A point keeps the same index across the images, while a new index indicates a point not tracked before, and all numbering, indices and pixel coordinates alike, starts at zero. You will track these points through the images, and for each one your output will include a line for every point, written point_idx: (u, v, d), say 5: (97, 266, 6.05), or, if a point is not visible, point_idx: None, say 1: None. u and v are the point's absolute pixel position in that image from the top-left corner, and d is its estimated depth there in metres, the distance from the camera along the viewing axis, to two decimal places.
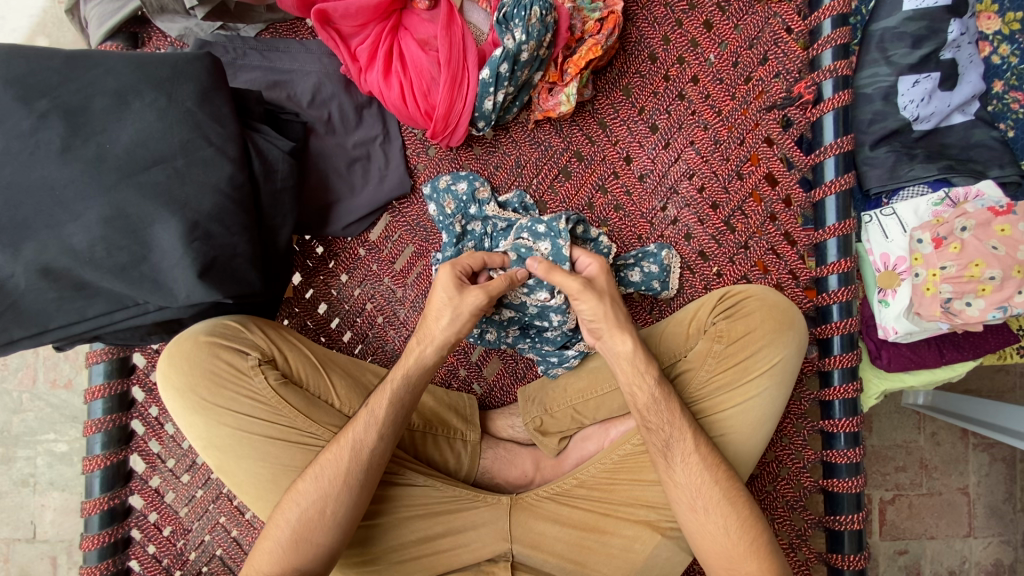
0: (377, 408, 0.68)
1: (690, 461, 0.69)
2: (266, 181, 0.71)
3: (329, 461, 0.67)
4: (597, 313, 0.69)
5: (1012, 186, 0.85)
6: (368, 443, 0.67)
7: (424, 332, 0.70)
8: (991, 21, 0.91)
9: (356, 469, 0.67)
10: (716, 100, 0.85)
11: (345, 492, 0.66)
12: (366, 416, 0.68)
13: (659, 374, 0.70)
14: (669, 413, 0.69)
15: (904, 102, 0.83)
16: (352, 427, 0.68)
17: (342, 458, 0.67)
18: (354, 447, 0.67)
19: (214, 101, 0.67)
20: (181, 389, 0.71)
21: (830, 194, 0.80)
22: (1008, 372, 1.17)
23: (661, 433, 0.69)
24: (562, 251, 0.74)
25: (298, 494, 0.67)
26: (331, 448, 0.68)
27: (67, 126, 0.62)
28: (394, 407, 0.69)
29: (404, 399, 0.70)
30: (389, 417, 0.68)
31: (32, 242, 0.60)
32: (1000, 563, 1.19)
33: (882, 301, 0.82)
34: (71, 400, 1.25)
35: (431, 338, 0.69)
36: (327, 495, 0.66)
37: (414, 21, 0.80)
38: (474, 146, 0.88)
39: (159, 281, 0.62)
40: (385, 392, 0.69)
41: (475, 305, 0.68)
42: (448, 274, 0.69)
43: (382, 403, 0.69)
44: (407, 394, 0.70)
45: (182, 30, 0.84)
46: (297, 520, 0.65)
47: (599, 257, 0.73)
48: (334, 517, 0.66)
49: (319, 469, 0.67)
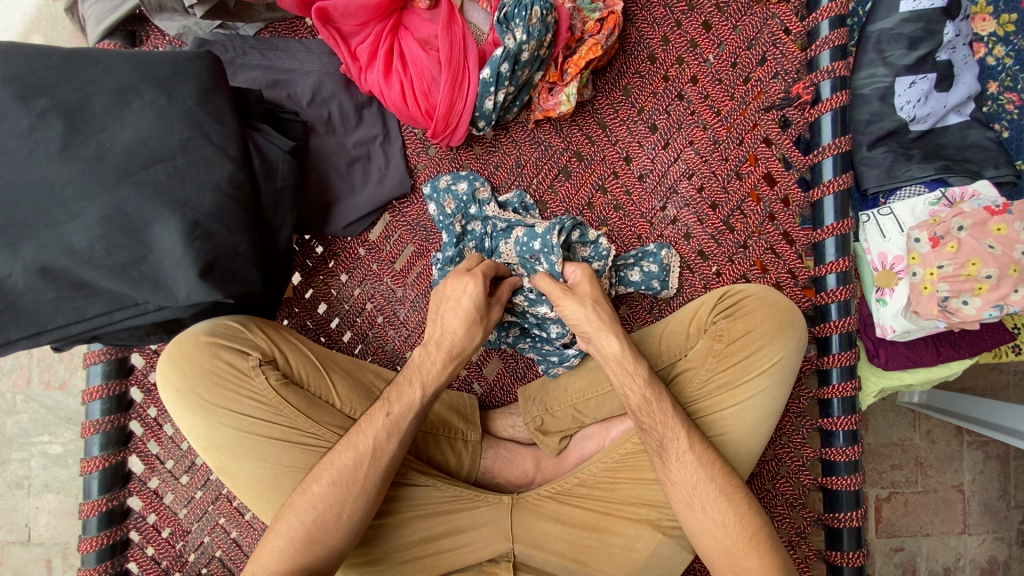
0: (401, 417, 0.68)
1: (684, 461, 0.69)
2: (266, 180, 0.71)
3: (347, 466, 0.66)
4: (597, 323, 0.69)
5: (1007, 186, 0.86)
6: (389, 451, 0.67)
7: (450, 346, 0.69)
8: (986, 23, 0.92)
9: (375, 476, 0.67)
10: (715, 100, 0.85)
11: (362, 496, 0.66)
12: (389, 424, 0.68)
13: (649, 371, 0.70)
14: (661, 411, 0.70)
15: (900, 103, 0.83)
16: (371, 433, 0.67)
17: (362, 464, 0.66)
18: (374, 453, 0.67)
19: (214, 100, 0.67)
20: (182, 389, 0.70)
21: (828, 194, 0.80)
22: (1002, 370, 1.18)
23: (659, 430, 0.70)
24: (552, 265, 0.75)
25: (311, 496, 0.66)
26: (349, 452, 0.67)
27: (66, 124, 0.62)
28: (418, 416, 0.69)
29: (424, 409, 0.70)
30: (410, 426, 0.68)
31: (31, 242, 0.59)
32: (995, 560, 1.20)
33: (879, 300, 0.82)
34: (66, 401, 1.25)
35: (460, 355, 0.69)
36: (345, 499, 0.66)
37: (415, 21, 0.80)
38: (474, 146, 0.88)
39: (159, 281, 0.61)
40: (410, 403, 0.68)
41: (495, 317, 0.71)
42: (477, 291, 0.68)
43: (406, 413, 0.68)
44: (429, 403, 0.70)
45: (182, 29, 0.84)
46: (310, 522, 0.65)
47: (585, 267, 0.73)
48: (350, 520, 0.66)
49: (336, 474, 0.66)
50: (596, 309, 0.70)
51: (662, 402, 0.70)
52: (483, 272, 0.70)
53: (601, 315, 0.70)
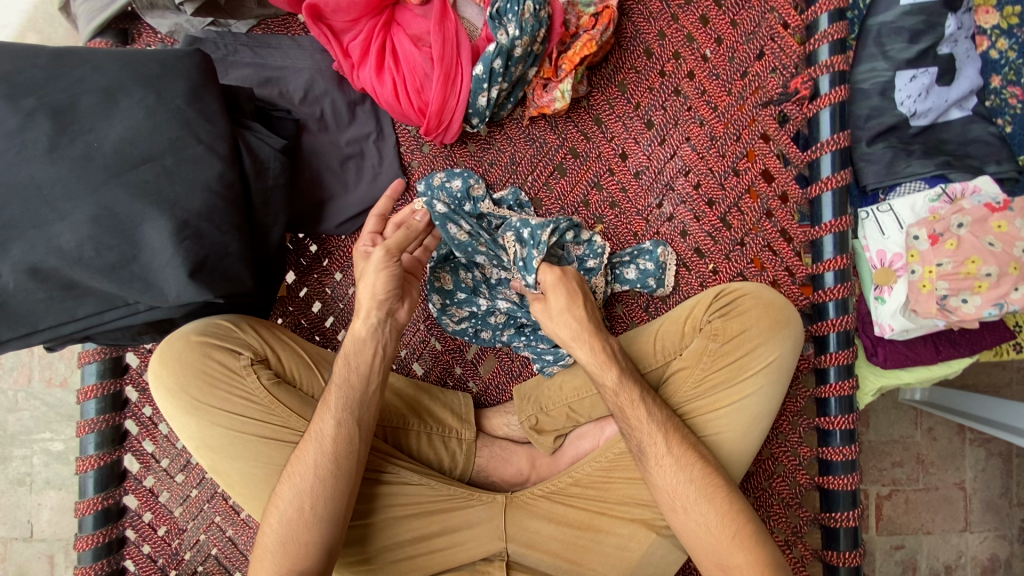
0: (328, 396, 0.68)
1: (678, 460, 0.69)
2: (258, 179, 0.70)
3: (299, 460, 0.67)
4: (567, 332, 0.71)
5: (1010, 182, 0.84)
6: (328, 432, 0.67)
7: (357, 310, 0.70)
8: (989, 15, 0.90)
9: (324, 461, 0.66)
10: (712, 95, 0.84)
11: (321, 487, 0.66)
12: (322, 406, 0.68)
13: (620, 370, 0.71)
14: (638, 417, 0.70)
15: (901, 97, 0.82)
16: (311, 421, 0.68)
17: (309, 453, 0.67)
18: (317, 439, 0.67)
19: (204, 98, 0.66)
20: (172, 389, 0.70)
21: (826, 191, 0.79)
22: (1005, 367, 1.17)
23: (638, 434, 0.70)
24: (531, 260, 0.73)
25: (278, 499, 0.67)
26: (299, 447, 0.68)
27: (54, 124, 0.61)
28: (346, 392, 0.68)
29: (353, 382, 0.69)
30: (342, 403, 0.68)
31: (20, 243, 0.59)
32: (996, 558, 1.19)
33: (879, 298, 0.81)
34: (66, 398, 1.25)
35: (357, 312, 0.70)
36: (303, 494, 0.65)
37: (408, 17, 0.79)
38: (468, 143, 0.87)
39: (149, 281, 0.61)
40: (336, 379, 0.69)
41: (377, 260, 0.70)
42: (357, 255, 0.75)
43: (331, 389, 0.68)
44: (352, 373, 0.69)
45: (173, 26, 0.84)
46: (280, 523, 0.65)
47: (556, 271, 0.72)
48: (316, 514, 0.65)
49: (292, 472, 0.67)
50: (566, 320, 0.71)
51: (637, 409, 0.70)
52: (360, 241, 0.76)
53: (574, 324, 0.71)
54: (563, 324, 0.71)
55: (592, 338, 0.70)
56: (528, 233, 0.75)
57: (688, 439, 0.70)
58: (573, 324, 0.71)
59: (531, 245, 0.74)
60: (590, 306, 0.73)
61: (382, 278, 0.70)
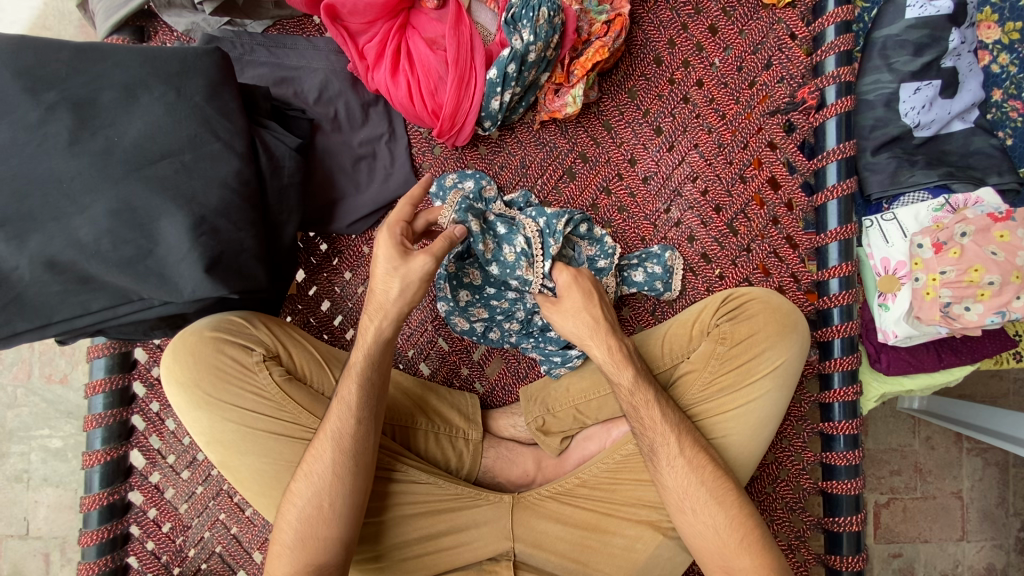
0: (348, 395, 0.68)
1: (676, 465, 0.69)
2: (273, 177, 0.71)
3: (316, 458, 0.67)
4: (583, 330, 0.72)
5: (1010, 194, 0.86)
6: (348, 430, 0.67)
7: (375, 306, 0.69)
8: (991, 31, 0.92)
9: (343, 459, 0.66)
10: (720, 104, 0.86)
11: (337, 484, 0.66)
12: (341, 405, 0.68)
13: (636, 371, 0.71)
14: (651, 417, 0.70)
15: (905, 108, 0.84)
16: (328, 420, 0.68)
17: (326, 451, 0.67)
18: (335, 438, 0.67)
19: (222, 96, 0.67)
20: (186, 384, 0.71)
21: (832, 199, 0.81)
22: (1003, 377, 1.18)
23: (650, 434, 0.70)
24: (549, 250, 0.75)
25: (293, 496, 0.67)
26: (314, 446, 0.68)
27: (75, 118, 0.62)
28: (366, 390, 0.68)
29: (373, 381, 0.69)
30: (361, 400, 0.68)
31: (38, 235, 0.60)
32: (993, 567, 1.20)
33: (882, 305, 0.82)
34: (66, 395, 1.25)
35: (385, 312, 0.68)
36: (320, 491, 0.66)
37: (423, 20, 0.81)
38: (479, 146, 0.88)
39: (165, 276, 0.62)
40: (354, 378, 0.69)
41: (425, 269, 0.67)
42: (387, 243, 0.67)
43: (351, 388, 0.68)
44: (374, 371, 0.69)
45: (189, 25, 0.85)
46: (297, 519, 0.66)
47: (571, 270, 0.73)
48: (334, 508, 0.66)
49: (308, 469, 0.67)
50: (583, 318, 0.71)
51: (651, 409, 0.70)
52: (388, 223, 0.68)
53: (591, 321, 0.71)
54: (580, 322, 0.72)
55: (609, 336, 0.71)
56: (544, 223, 0.76)
57: (699, 442, 0.71)
58: (587, 323, 0.71)
59: (547, 236, 0.75)
60: (604, 306, 0.73)
61: (424, 287, 0.68)
